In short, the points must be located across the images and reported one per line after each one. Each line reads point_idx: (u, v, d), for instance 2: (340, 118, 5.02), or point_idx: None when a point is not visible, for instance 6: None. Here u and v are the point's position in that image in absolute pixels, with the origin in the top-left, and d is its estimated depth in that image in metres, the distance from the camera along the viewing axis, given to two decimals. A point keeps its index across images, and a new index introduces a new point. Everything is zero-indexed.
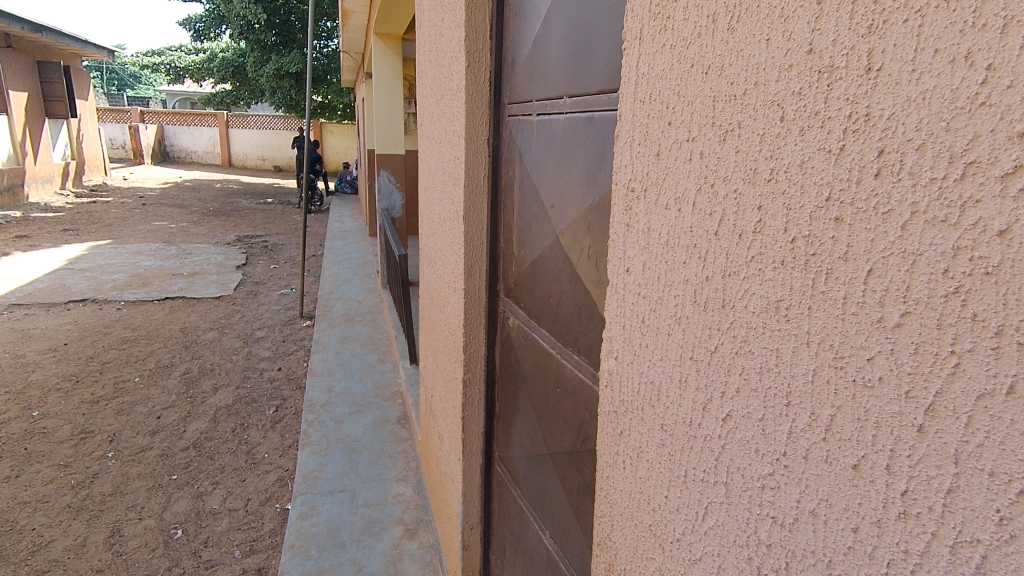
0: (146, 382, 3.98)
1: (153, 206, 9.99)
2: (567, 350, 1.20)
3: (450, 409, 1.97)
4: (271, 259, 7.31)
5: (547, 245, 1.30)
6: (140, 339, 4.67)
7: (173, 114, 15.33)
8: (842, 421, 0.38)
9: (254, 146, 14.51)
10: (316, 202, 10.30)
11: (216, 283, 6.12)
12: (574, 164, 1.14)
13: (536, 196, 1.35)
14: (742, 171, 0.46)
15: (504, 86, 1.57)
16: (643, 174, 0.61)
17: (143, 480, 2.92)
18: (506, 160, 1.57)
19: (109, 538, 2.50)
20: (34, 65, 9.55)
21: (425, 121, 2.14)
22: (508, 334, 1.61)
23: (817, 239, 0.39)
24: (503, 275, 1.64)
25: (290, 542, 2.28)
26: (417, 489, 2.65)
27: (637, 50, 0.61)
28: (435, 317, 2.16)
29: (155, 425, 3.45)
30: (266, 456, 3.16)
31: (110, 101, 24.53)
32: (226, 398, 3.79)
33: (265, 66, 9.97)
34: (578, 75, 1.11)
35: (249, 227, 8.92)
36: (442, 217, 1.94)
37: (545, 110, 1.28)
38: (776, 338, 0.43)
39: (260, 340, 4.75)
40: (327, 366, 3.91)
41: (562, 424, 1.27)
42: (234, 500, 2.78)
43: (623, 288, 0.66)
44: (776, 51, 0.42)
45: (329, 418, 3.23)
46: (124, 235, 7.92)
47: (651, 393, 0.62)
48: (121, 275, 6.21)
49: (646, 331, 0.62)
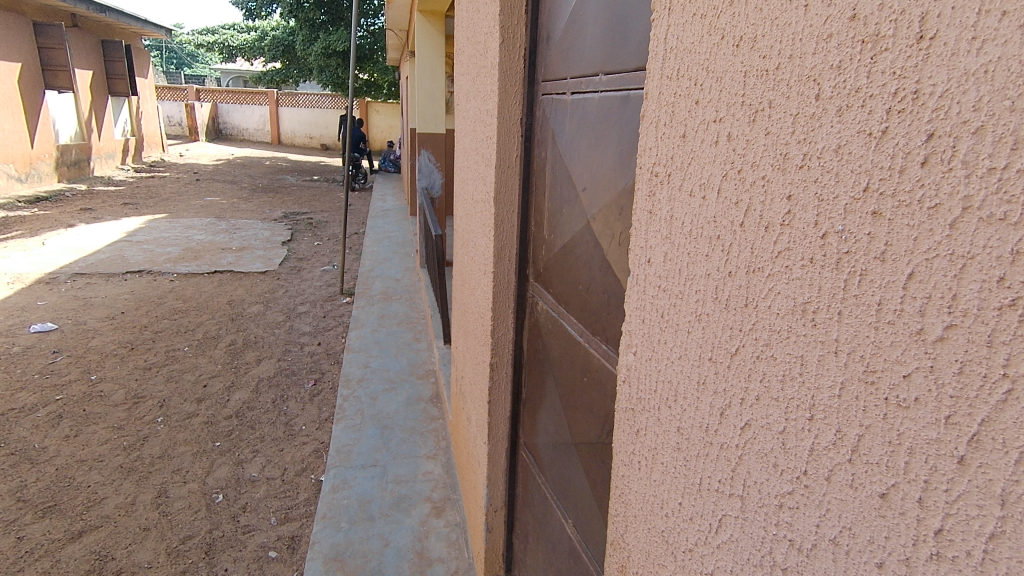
0: (194, 352, 4.16)
1: (206, 182, 10.36)
2: (595, 339, 1.19)
3: (478, 392, 1.97)
4: (315, 235, 7.49)
5: (578, 230, 1.26)
6: (190, 310, 4.89)
7: (227, 93, 15.83)
8: (871, 444, 0.33)
9: (302, 124, 14.79)
10: (360, 180, 10.48)
11: (262, 258, 6.32)
12: (608, 147, 1.10)
13: (568, 178, 1.31)
14: (772, 155, 0.41)
15: (538, 64, 1.51)
16: (667, 155, 0.57)
17: (189, 446, 3.06)
18: (538, 141, 1.53)
19: (156, 498, 2.64)
20: (97, 44, 9.97)
21: (461, 101, 2.11)
22: (536, 320, 1.59)
23: (852, 234, 0.34)
24: (532, 259, 1.60)
25: (322, 513, 2.35)
26: (447, 468, 2.68)
27: (667, 20, 0.56)
28: (466, 300, 2.16)
29: (201, 393, 3.61)
30: (303, 428, 3.26)
31: (169, 82, 25.40)
32: (268, 369, 3.93)
33: (313, 45, 10.13)
34: (616, 52, 1.06)
35: (296, 204, 9.14)
36: (474, 197, 1.91)
37: (579, 88, 1.23)
38: (801, 345, 0.39)
39: (302, 315, 4.89)
40: (364, 342, 3.99)
41: (588, 414, 1.25)
42: (272, 469, 2.88)
43: (644, 280, 0.62)
44: (815, 18, 0.37)
45: (365, 394, 3.30)
46: (178, 210, 8.25)
47: (668, 394, 0.58)
48: (175, 248, 6.48)
49: (664, 326, 0.58)
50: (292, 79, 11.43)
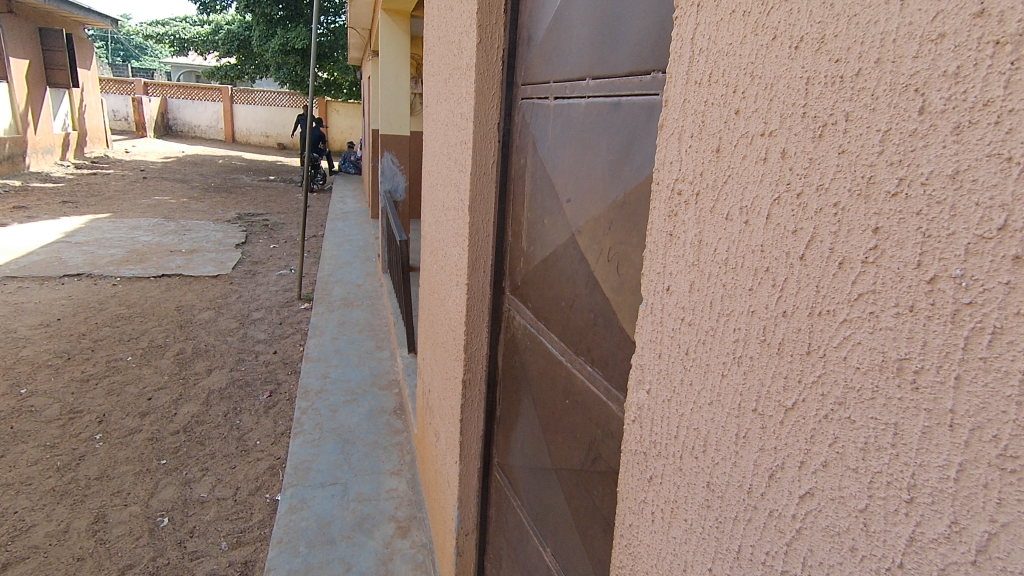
0: (138, 362, 3.90)
1: (154, 180, 9.88)
2: (579, 359, 1.12)
3: (449, 409, 1.88)
4: (272, 238, 7.22)
5: (561, 242, 1.19)
6: (134, 317, 4.60)
7: (177, 88, 15.18)
8: (1011, 544, 0.27)
9: (258, 122, 14.32)
10: (319, 181, 10.20)
11: (214, 262, 6.03)
12: (596, 155, 1.03)
13: (549, 187, 1.24)
14: (848, 177, 0.35)
15: (518, 66, 1.44)
16: (694, 172, 0.50)
17: (130, 465, 2.84)
18: (517, 148, 1.45)
19: (93, 525, 2.43)
20: (34, 31, 9.37)
21: (431, 103, 2.02)
22: (512, 335, 1.51)
23: (979, 282, 0.28)
24: (509, 271, 1.53)
25: (278, 537, 2.20)
26: (412, 485, 2.57)
27: (694, 18, 0.50)
28: (435, 310, 2.06)
29: (145, 407, 3.37)
30: (257, 443, 3.08)
31: (114, 74, 24.25)
32: (219, 380, 3.71)
33: (271, 40, 9.80)
34: (607, 54, 1.00)
35: (250, 205, 8.81)
36: (445, 204, 1.83)
37: (563, 93, 1.17)
38: (894, 410, 0.32)
39: (256, 322, 4.66)
40: (324, 351, 3.82)
41: (570, 438, 1.18)
42: (223, 488, 2.70)
43: (663, 311, 0.56)
44: (918, 15, 0.31)
45: (324, 407, 3.15)
46: (123, 209, 7.81)
47: (695, 442, 0.52)
48: (118, 250, 6.11)
49: (689, 367, 0.52)
50: (247, 75, 11.04)
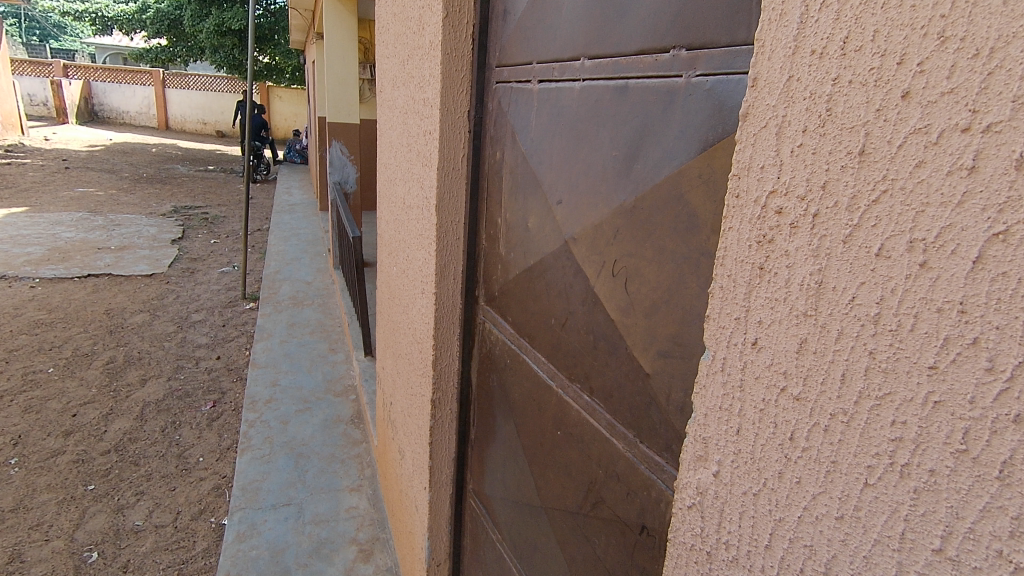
0: (61, 374, 3.52)
1: (78, 171, 9.12)
2: (572, 387, 0.97)
3: (415, 428, 1.70)
4: (212, 232, 6.77)
5: (548, 250, 1.03)
6: (56, 323, 4.16)
7: (102, 70, 14.11)
8: None
9: (194, 108, 13.50)
10: (262, 171, 9.70)
11: (148, 259, 5.56)
12: (593, 148, 0.86)
13: (534, 185, 1.07)
14: None
15: (491, 45, 1.27)
16: (808, 184, 0.37)
17: (52, 493, 2.53)
18: (490, 139, 1.28)
19: (7, 566, 2.13)
20: None
21: (387, 89, 1.81)
22: (488, 350, 1.35)
23: None
24: (483, 279, 1.36)
25: (225, 570, 1.96)
26: (373, 502, 2.37)
27: None
28: (397, 318, 1.87)
29: (70, 425, 3.03)
30: (200, 461, 2.80)
31: (31, 57, 22.50)
32: (156, 391, 3.39)
33: (204, 20, 9.18)
34: (608, 26, 0.83)
35: (187, 197, 8.25)
36: (406, 202, 1.64)
37: (550, 76, 1.00)
38: None
39: (196, 324, 4.32)
40: (272, 356, 3.54)
41: (563, 474, 1.03)
42: (161, 514, 2.43)
43: (751, 376, 0.42)
44: None
45: (274, 418, 2.89)
46: (43, 203, 7.14)
47: (807, 564, 0.39)
48: (37, 248, 5.56)
49: (796, 459, 0.39)
50: (180, 58, 10.31)
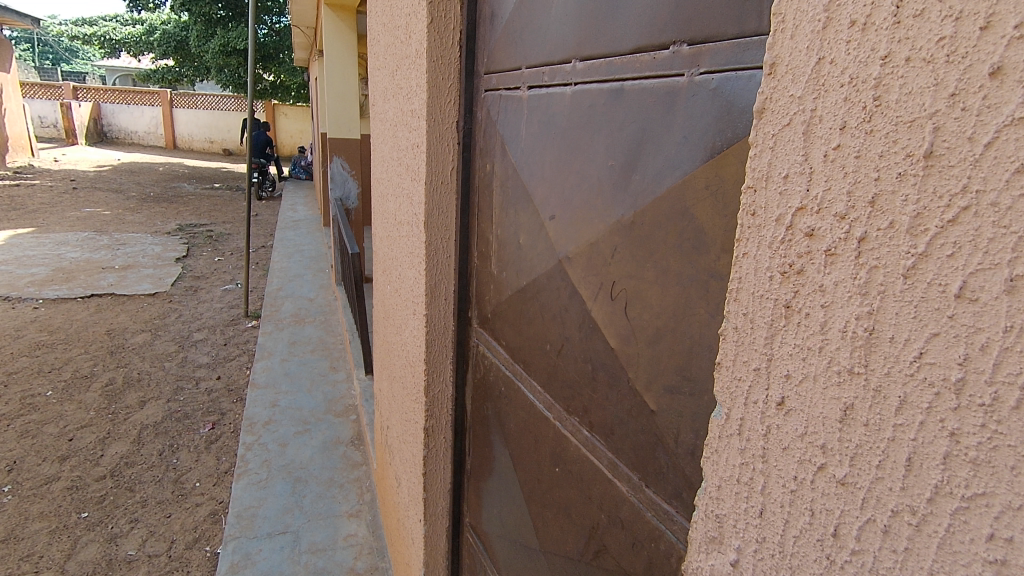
0: (59, 397, 3.46)
1: (85, 190, 9.16)
2: (570, 420, 0.88)
3: (410, 456, 1.61)
4: (216, 250, 6.75)
5: (542, 270, 0.94)
6: (57, 344, 4.11)
7: (111, 91, 14.27)
8: None
9: (201, 127, 13.60)
10: (267, 188, 9.72)
11: (151, 278, 5.53)
12: (588, 157, 0.77)
13: (525, 199, 0.99)
14: None
15: (479, 51, 1.19)
16: (852, 201, 0.29)
17: (45, 522, 2.45)
18: (480, 150, 1.20)
19: None
20: None
21: (378, 100, 1.74)
22: (482, 375, 1.26)
23: None
24: (476, 300, 1.27)
25: None
26: (372, 529, 2.27)
27: None
28: (391, 339, 1.78)
29: (66, 449, 2.96)
30: (196, 486, 2.72)
31: (44, 79, 22.87)
32: (155, 413, 3.32)
33: (210, 40, 9.24)
34: (599, 23, 0.76)
35: (193, 215, 8.26)
36: (397, 218, 1.56)
37: (539, 81, 0.92)
38: None
39: (198, 344, 4.26)
40: (272, 375, 3.46)
41: (562, 516, 0.93)
42: (155, 543, 2.34)
43: (783, 449, 0.34)
44: None
45: (271, 440, 2.80)
46: (49, 224, 7.16)
47: None
48: (41, 269, 5.54)
49: (843, 564, 0.31)
50: (186, 78, 10.39)
